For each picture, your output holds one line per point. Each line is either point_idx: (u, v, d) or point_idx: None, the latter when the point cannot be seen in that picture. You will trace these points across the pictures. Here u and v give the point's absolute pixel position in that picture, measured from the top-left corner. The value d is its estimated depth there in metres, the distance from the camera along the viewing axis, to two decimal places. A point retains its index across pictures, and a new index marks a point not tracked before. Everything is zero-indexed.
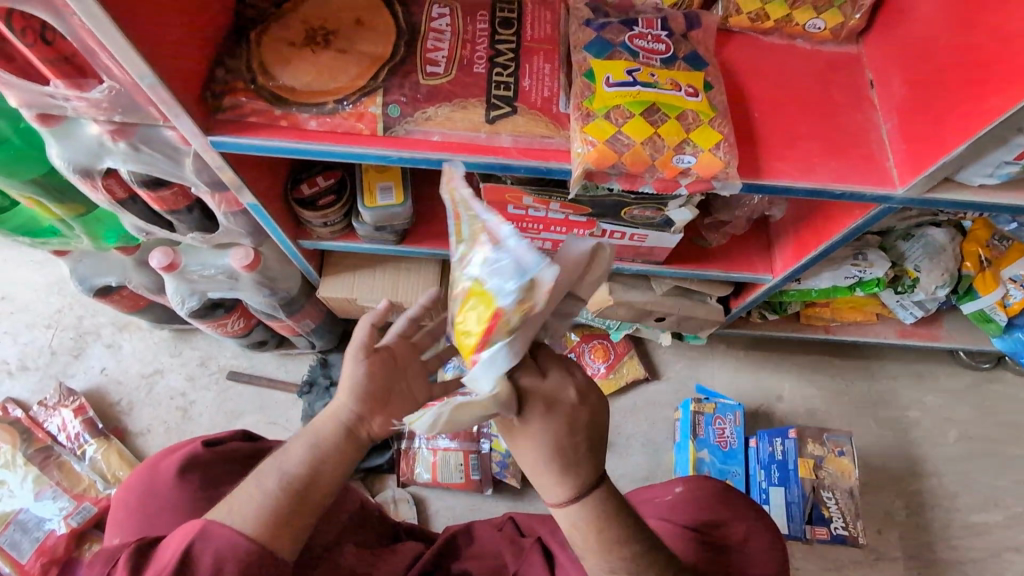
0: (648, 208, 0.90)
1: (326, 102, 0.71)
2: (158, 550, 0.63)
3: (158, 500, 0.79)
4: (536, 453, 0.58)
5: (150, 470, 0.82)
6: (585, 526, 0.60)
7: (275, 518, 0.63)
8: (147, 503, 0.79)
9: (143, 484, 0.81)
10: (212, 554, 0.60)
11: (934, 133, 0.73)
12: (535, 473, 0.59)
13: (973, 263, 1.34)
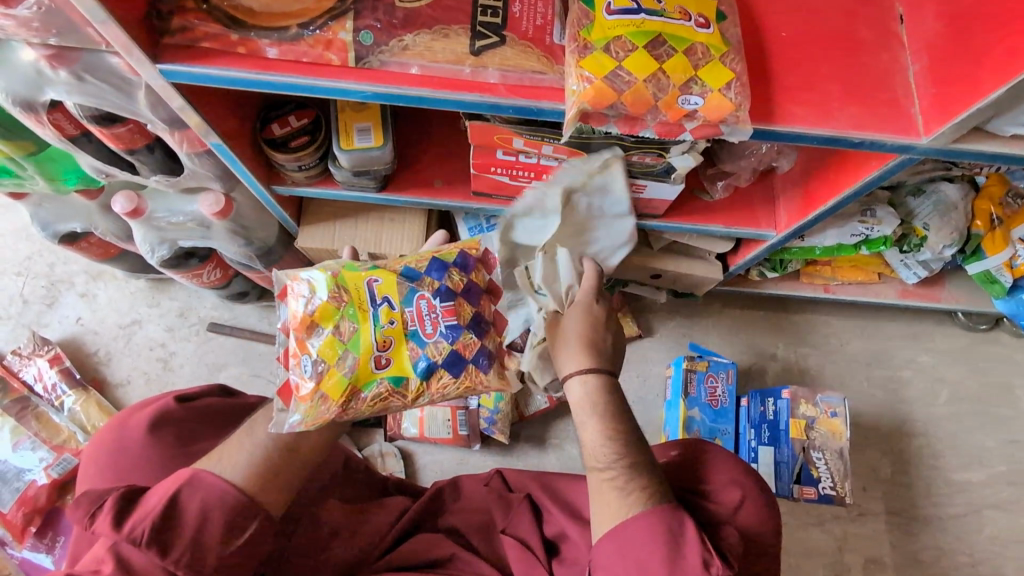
0: (648, 155, 0.83)
1: (290, 27, 0.63)
2: (144, 496, 0.64)
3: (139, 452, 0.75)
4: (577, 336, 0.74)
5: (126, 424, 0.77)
6: (592, 388, 0.71)
7: (266, 466, 0.67)
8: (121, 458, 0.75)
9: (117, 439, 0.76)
10: (202, 499, 0.63)
11: (968, 75, 0.66)
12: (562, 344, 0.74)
13: (984, 222, 1.28)
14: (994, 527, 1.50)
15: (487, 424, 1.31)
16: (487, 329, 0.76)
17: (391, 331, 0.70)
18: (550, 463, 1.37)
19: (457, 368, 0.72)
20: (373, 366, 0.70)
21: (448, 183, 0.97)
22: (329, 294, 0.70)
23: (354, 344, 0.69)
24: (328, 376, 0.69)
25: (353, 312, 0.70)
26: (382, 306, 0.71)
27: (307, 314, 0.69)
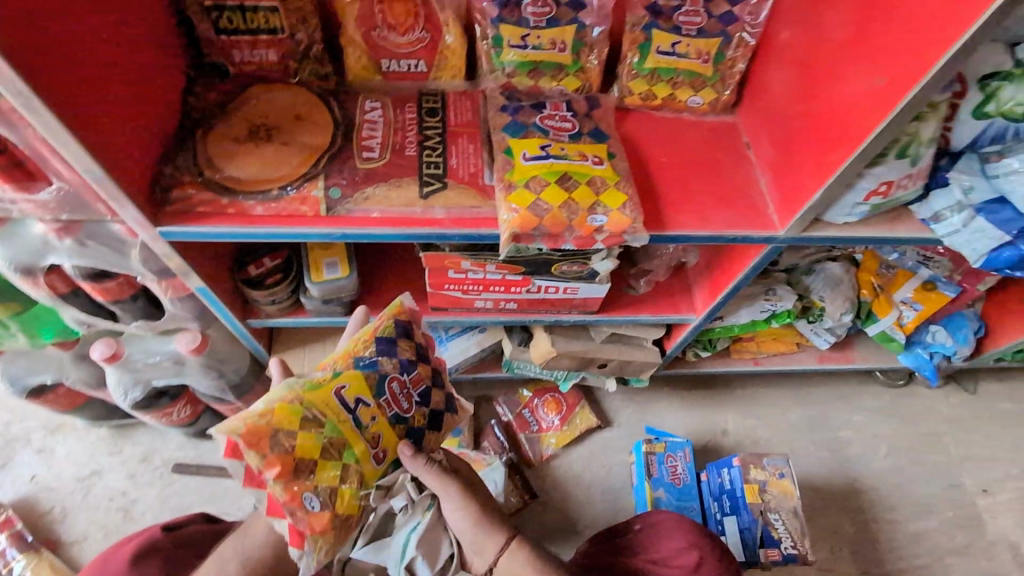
0: (574, 263, 0.99)
1: (271, 189, 0.78)
2: None
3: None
4: (478, 516, 0.82)
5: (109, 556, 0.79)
6: (519, 565, 0.79)
7: None
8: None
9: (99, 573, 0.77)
10: None
11: (797, 183, 0.86)
12: (477, 524, 0.81)
13: (868, 290, 1.52)
14: (956, 573, 1.58)
15: None
16: (441, 380, 0.84)
17: (378, 427, 0.74)
18: None
19: (437, 419, 0.80)
20: (374, 464, 0.74)
21: None
22: (302, 427, 0.70)
23: (348, 451, 0.72)
24: (342, 490, 0.71)
25: (333, 426, 0.71)
26: (359, 408, 0.73)
27: (291, 455, 0.68)
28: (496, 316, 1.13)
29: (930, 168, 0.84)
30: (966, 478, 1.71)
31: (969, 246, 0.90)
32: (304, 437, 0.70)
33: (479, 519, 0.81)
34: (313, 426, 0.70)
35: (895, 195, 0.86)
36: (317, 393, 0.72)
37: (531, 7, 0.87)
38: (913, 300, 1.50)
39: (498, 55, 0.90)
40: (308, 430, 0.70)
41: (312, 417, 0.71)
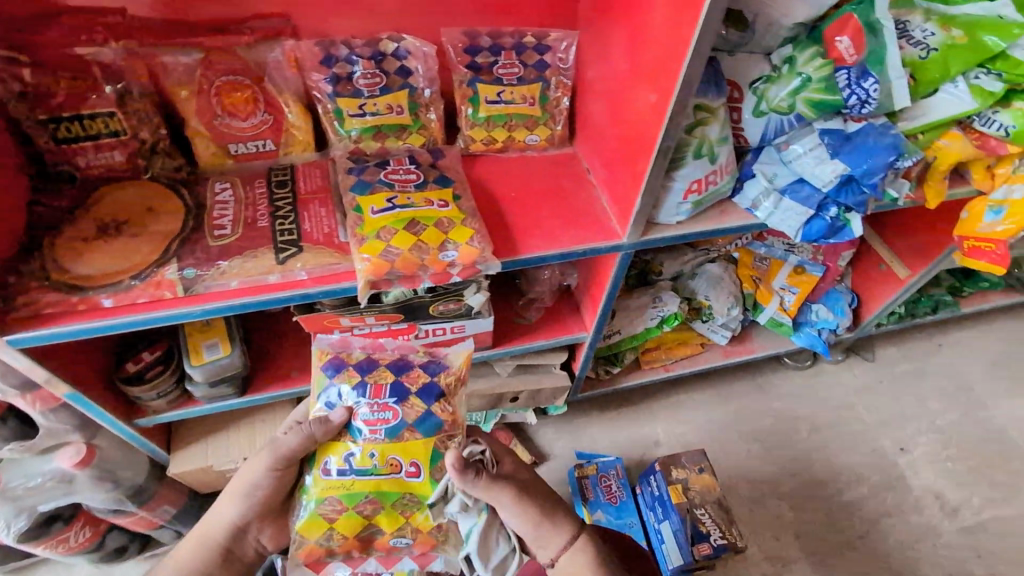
0: (450, 301, 1.03)
1: (122, 280, 0.79)
2: None
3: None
4: (540, 517, 0.78)
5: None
6: (583, 562, 0.77)
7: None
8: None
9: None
10: None
11: (623, 195, 0.96)
12: (541, 522, 0.78)
13: (749, 283, 1.65)
14: (894, 535, 1.65)
15: None
16: (410, 364, 0.81)
17: (380, 457, 0.76)
18: None
19: (436, 396, 0.79)
20: (409, 478, 0.76)
21: (304, 371, 1.11)
22: (330, 526, 0.75)
23: (377, 497, 0.76)
24: (411, 516, 0.78)
25: (348, 496, 0.75)
26: (353, 461, 0.75)
27: (351, 540, 0.77)
28: None
29: (731, 162, 0.97)
30: (884, 440, 1.81)
31: (784, 224, 1.01)
32: (341, 520, 0.75)
33: (542, 517, 0.78)
34: (333, 513, 0.75)
35: (710, 191, 0.96)
36: (318, 491, 0.75)
37: (362, 79, 0.96)
38: (789, 285, 1.63)
39: (342, 124, 0.97)
40: (337, 513, 0.75)
41: (330, 506, 0.75)
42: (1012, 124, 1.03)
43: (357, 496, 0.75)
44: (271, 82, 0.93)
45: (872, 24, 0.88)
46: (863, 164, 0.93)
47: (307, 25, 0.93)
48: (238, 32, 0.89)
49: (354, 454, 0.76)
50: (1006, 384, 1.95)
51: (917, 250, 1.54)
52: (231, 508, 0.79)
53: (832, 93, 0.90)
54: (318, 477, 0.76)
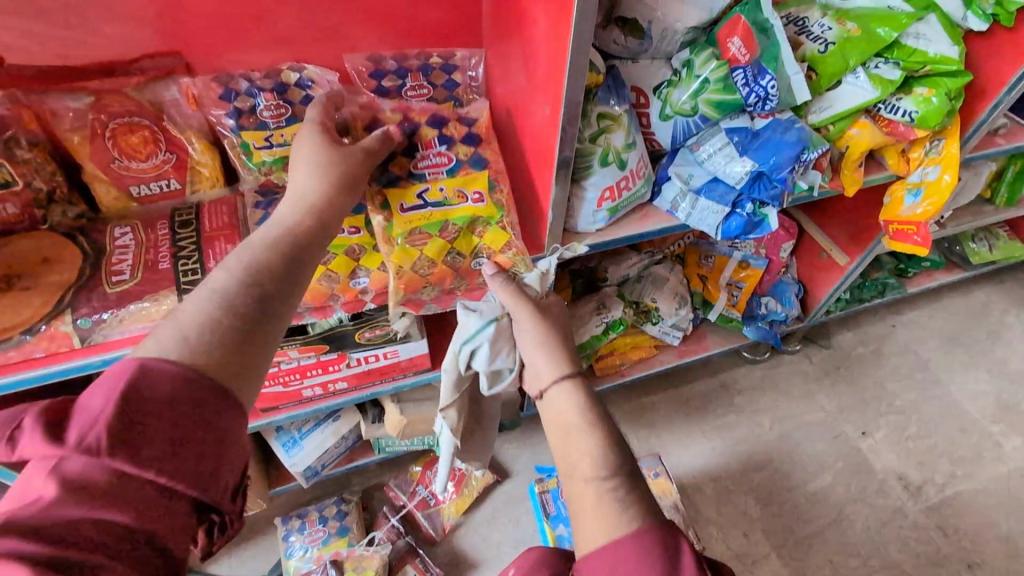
0: (375, 327, 1.03)
1: (12, 335, 0.77)
2: None
3: (141, 397, 0.46)
4: (546, 343, 0.80)
5: (109, 370, 0.48)
6: (571, 400, 0.73)
7: (198, 342, 0.51)
8: (89, 408, 0.45)
9: (104, 384, 0.47)
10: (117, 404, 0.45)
11: (537, 208, 0.96)
12: (544, 346, 0.80)
13: (697, 281, 1.67)
14: (861, 520, 1.65)
15: None
16: (446, 120, 0.95)
17: (437, 182, 0.90)
18: None
19: (476, 141, 0.95)
20: (476, 202, 0.89)
21: None
22: (419, 249, 0.87)
23: (453, 222, 0.88)
24: (484, 236, 0.90)
25: (431, 226, 0.87)
26: (427, 195, 0.89)
27: (438, 270, 0.89)
28: (332, 400, 1.14)
29: (643, 168, 0.97)
30: (846, 426, 1.82)
31: (703, 223, 1.02)
32: (431, 252, 0.87)
33: (547, 343, 0.80)
34: (417, 244, 0.87)
35: (625, 196, 0.96)
36: (399, 226, 0.86)
37: (266, 111, 0.93)
38: (736, 280, 1.63)
39: (250, 157, 0.93)
40: (421, 248, 0.87)
41: (416, 238, 0.87)
42: (915, 109, 1.03)
43: (435, 220, 0.87)
44: (171, 121, 0.91)
45: (760, 24, 0.89)
46: (769, 160, 0.94)
47: (201, 62, 0.91)
48: (127, 74, 0.87)
49: (426, 187, 0.89)
50: (960, 359, 1.99)
51: (851, 238, 1.56)
52: (279, 225, 0.66)
53: (729, 92, 0.91)
54: (382, 215, 0.87)
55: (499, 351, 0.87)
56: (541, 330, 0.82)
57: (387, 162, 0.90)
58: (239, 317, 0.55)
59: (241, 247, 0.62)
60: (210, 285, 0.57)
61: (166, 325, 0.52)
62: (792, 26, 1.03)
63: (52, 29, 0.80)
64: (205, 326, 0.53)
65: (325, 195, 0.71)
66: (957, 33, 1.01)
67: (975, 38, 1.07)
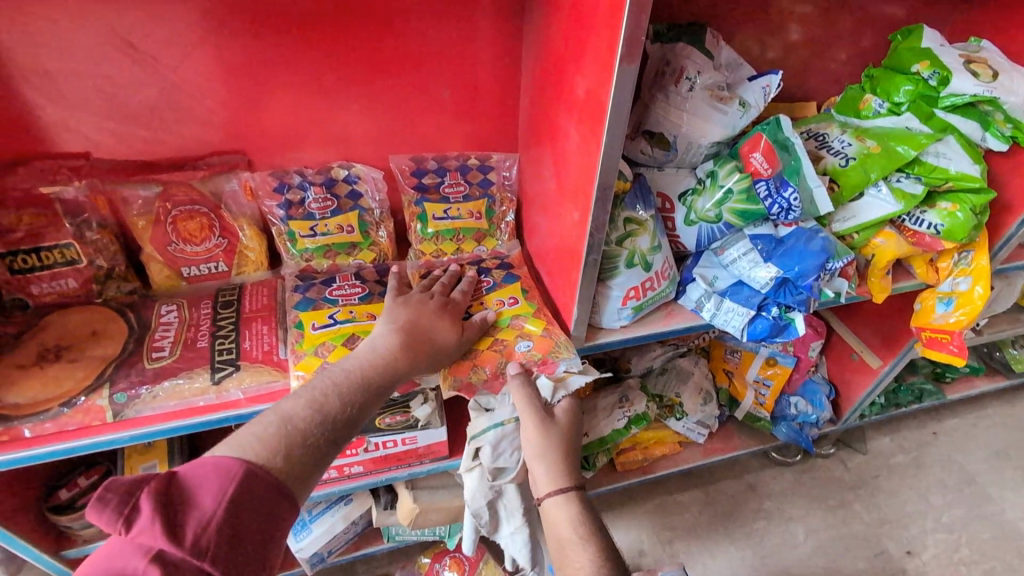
0: (396, 412, 1.05)
1: (50, 408, 0.80)
2: None
3: (241, 505, 0.53)
4: (546, 454, 0.90)
5: (219, 465, 0.55)
6: (564, 513, 0.86)
7: (283, 442, 0.62)
8: (198, 505, 0.51)
9: (212, 483, 0.53)
10: (219, 478, 0.54)
11: (563, 303, 0.98)
12: (545, 452, 0.90)
13: (723, 377, 1.64)
14: None
15: None
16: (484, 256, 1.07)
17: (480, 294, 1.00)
18: None
19: (510, 267, 1.06)
20: (513, 302, 0.98)
21: None
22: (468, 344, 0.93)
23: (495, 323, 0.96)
24: (524, 326, 0.96)
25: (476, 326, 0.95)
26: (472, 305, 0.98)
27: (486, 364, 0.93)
28: (346, 483, 1.12)
29: (668, 267, 1.00)
30: (888, 543, 1.69)
31: (729, 324, 1.02)
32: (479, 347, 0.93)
33: (546, 454, 0.90)
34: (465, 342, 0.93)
35: (650, 295, 0.98)
36: None
37: (314, 203, 1.00)
38: (763, 378, 1.59)
39: (295, 245, 1.01)
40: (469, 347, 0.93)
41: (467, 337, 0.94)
42: (940, 222, 1.04)
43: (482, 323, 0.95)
44: (228, 210, 0.98)
45: (782, 142, 0.95)
46: (794, 267, 0.95)
47: (262, 159, 1.00)
48: (195, 168, 0.96)
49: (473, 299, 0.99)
50: (1010, 475, 1.86)
51: (882, 340, 1.54)
52: (367, 358, 0.79)
53: (754, 202, 0.95)
54: None
55: (503, 451, 0.97)
56: (548, 440, 0.90)
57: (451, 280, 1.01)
58: (328, 445, 0.66)
59: (334, 373, 0.75)
60: (307, 394, 0.70)
61: (261, 419, 0.64)
62: (813, 141, 1.09)
63: (135, 129, 0.90)
64: (302, 445, 0.63)
65: (409, 332, 0.84)
66: (977, 152, 1.04)
67: (998, 157, 1.09)
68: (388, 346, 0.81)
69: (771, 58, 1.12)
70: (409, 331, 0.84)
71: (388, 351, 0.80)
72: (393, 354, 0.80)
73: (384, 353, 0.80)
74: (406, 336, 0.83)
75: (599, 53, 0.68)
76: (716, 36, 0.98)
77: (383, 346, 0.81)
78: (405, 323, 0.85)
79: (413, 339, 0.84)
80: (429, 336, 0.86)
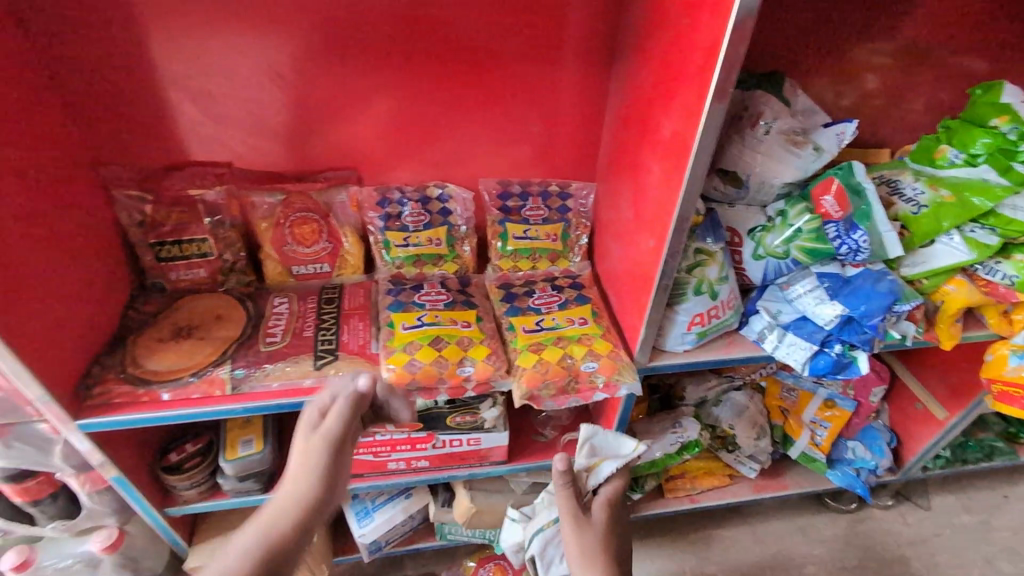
0: (466, 412, 1.13)
1: (183, 377, 0.93)
2: None
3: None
4: (588, 559, 0.84)
5: None
6: None
7: None
8: None
9: None
10: None
11: (629, 324, 1.04)
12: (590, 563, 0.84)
13: (778, 415, 1.64)
14: None
15: None
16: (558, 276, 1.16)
17: (551, 310, 1.08)
18: None
19: (581, 288, 1.14)
20: (581, 321, 1.06)
21: None
22: (539, 355, 1.01)
23: (564, 339, 1.03)
24: (592, 343, 1.03)
25: (546, 339, 1.03)
26: (543, 320, 1.06)
27: (553, 375, 0.99)
28: (411, 476, 1.20)
29: (733, 297, 1.05)
30: None
31: (790, 357, 1.05)
32: (549, 361, 1.00)
33: (583, 555, 0.84)
34: (534, 355, 1.01)
35: (713, 323, 1.03)
36: (522, 340, 1.03)
37: (410, 217, 1.12)
38: (820, 418, 1.58)
39: (389, 253, 1.12)
40: (540, 359, 1.00)
41: (538, 350, 1.01)
42: (1016, 274, 1.05)
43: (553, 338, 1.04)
44: (336, 218, 1.11)
45: (854, 187, 0.97)
46: (860, 306, 0.98)
47: (368, 174, 1.12)
48: (313, 180, 1.09)
49: (545, 314, 1.08)
50: None
51: (950, 391, 1.51)
52: (303, 476, 0.69)
53: (823, 241, 0.99)
54: (508, 322, 1.06)
55: (551, 558, 0.98)
56: (587, 536, 0.86)
57: (523, 294, 1.12)
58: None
59: (269, 508, 0.67)
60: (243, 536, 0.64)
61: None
62: (884, 187, 1.12)
63: (268, 143, 1.04)
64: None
65: (327, 429, 0.74)
66: None
67: None
68: (305, 452, 0.72)
69: (846, 105, 1.16)
70: (327, 419, 0.75)
71: (308, 459, 0.71)
72: (315, 461, 0.70)
73: (300, 464, 0.70)
74: (323, 439, 0.73)
75: (688, 102, 0.76)
76: (795, 86, 1.05)
77: (298, 455, 0.72)
78: (324, 410, 0.76)
79: (326, 435, 0.73)
80: (335, 414, 0.75)
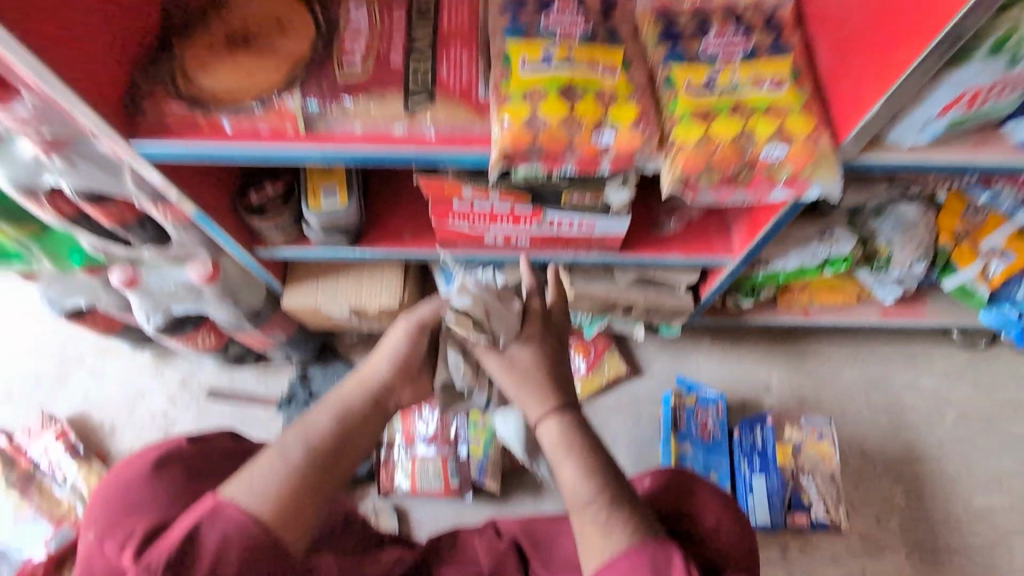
0: (587, 192, 0.91)
1: (244, 103, 0.74)
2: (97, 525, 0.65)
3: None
4: (522, 380, 0.77)
5: None
6: (557, 436, 0.73)
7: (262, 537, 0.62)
8: None
9: None
10: None
11: (851, 95, 0.74)
12: (519, 394, 0.77)
13: (950, 237, 1.28)
14: None
15: (478, 472, 1.35)
16: (747, 11, 0.82)
17: (731, 63, 0.78)
18: (546, 508, 1.39)
19: (778, 35, 0.81)
20: (773, 84, 0.77)
21: (416, 235, 1.07)
22: (707, 128, 0.75)
23: (745, 108, 0.76)
24: (787, 120, 0.75)
25: (717, 106, 0.76)
26: (717, 79, 0.77)
27: (724, 156, 0.75)
28: (509, 253, 1.07)
29: None
30: None
31: None
32: (723, 138, 0.74)
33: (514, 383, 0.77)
34: (700, 126, 0.75)
35: (981, 107, 0.74)
36: (682, 105, 0.76)
37: None
38: (1005, 249, 1.27)
39: None
40: (710, 132, 0.75)
41: (709, 120, 0.75)
42: None
43: (732, 106, 0.76)
44: None
45: None
46: None
47: None
48: None
49: (719, 70, 0.78)
50: None
51: None
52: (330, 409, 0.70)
53: None
54: (667, 73, 0.78)
55: None
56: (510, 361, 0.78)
57: (697, 32, 0.80)
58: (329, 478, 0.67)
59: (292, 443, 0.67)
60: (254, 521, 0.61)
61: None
62: None
63: None
64: (303, 499, 0.64)
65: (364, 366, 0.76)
66: None
67: None
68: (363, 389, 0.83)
69: None
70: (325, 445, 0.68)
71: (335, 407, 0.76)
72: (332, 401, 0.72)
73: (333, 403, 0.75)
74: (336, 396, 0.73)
75: None
76: None
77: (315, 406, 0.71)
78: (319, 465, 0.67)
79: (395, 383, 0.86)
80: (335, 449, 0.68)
